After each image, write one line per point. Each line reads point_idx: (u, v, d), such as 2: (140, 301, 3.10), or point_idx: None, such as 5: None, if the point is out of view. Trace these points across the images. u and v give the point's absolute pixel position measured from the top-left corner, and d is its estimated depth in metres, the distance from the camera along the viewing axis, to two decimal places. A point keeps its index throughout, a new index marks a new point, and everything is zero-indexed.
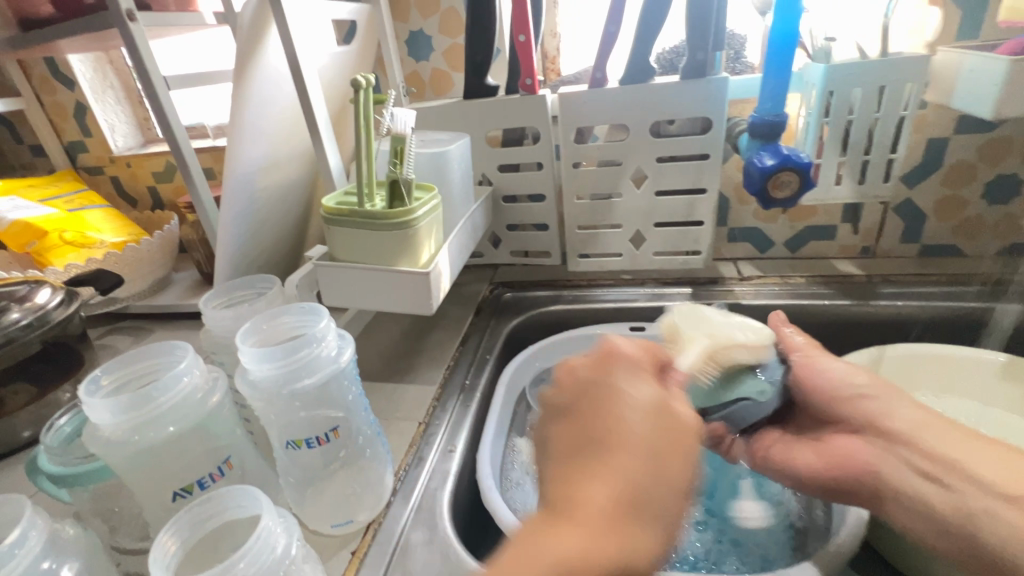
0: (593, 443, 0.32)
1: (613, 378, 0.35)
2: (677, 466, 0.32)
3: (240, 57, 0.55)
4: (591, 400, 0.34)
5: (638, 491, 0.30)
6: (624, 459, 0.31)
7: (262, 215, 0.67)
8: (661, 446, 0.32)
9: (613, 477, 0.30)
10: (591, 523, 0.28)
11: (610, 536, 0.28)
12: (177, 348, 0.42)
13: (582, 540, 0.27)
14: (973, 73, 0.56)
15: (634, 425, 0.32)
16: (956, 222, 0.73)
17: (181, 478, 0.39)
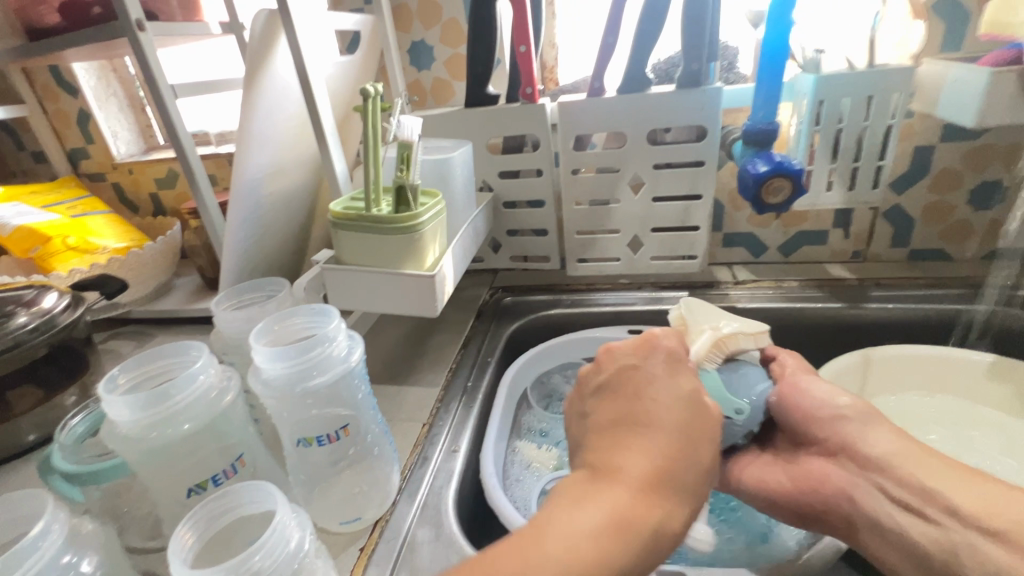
0: (632, 418, 0.37)
1: (649, 365, 0.39)
2: (709, 445, 0.36)
3: (250, 67, 0.56)
4: (632, 381, 0.39)
5: (676, 464, 0.35)
6: (663, 435, 0.36)
7: (267, 221, 0.68)
8: (695, 425, 0.37)
9: (652, 448, 0.35)
10: (634, 487, 0.33)
11: (649, 500, 0.33)
12: (192, 347, 0.43)
13: (627, 501, 0.33)
14: (957, 84, 0.58)
15: (673, 405, 0.37)
16: (943, 226, 0.76)
17: (194, 475, 0.40)
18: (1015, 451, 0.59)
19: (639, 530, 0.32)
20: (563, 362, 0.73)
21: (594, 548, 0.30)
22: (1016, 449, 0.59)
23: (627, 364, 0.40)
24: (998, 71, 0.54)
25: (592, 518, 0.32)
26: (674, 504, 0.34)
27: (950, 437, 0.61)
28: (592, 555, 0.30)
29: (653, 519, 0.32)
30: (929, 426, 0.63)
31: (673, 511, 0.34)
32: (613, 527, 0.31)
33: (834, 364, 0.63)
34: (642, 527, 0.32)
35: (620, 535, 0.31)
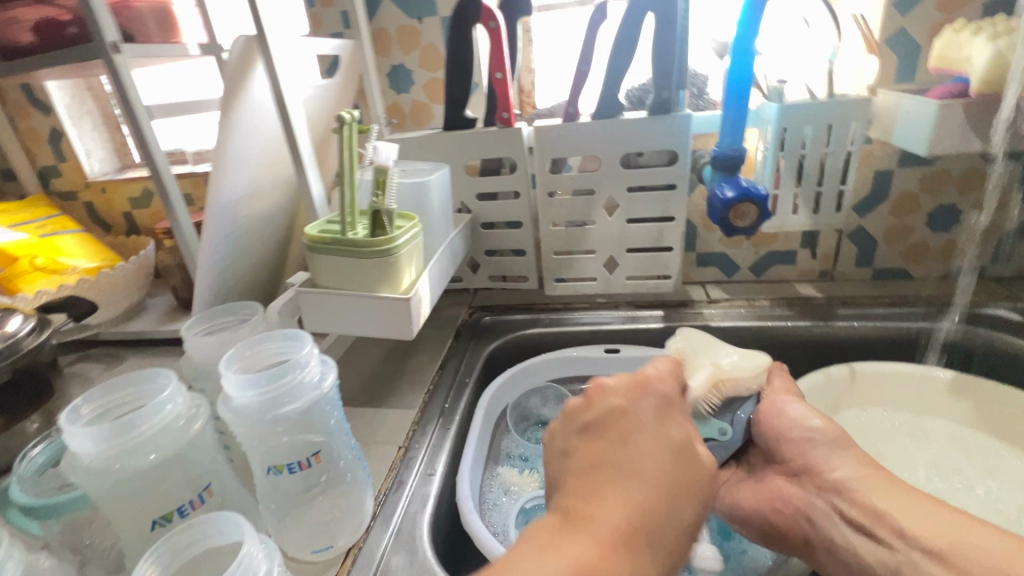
0: (614, 468, 0.35)
1: (638, 408, 0.38)
2: (689, 505, 0.35)
3: (226, 91, 0.56)
4: (619, 426, 0.37)
5: (651, 519, 0.33)
6: (643, 485, 0.34)
7: (243, 242, 0.68)
8: (679, 480, 0.35)
9: (627, 503, 0.33)
10: (603, 541, 0.31)
11: (618, 559, 0.31)
12: (161, 376, 0.42)
13: (591, 562, 0.30)
14: (910, 114, 0.61)
15: (657, 457, 0.35)
16: (904, 247, 0.79)
17: (160, 507, 0.39)
18: (976, 463, 0.61)
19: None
20: (539, 383, 0.74)
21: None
22: (976, 462, 0.61)
23: (617, 407, 0.38)
24: (947, 104, 0.57)
25: (562, 568, 0.29)
26: (644, 563, 0.32)
27: (915, 451, 0.63)
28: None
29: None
30: (895, 440, 0.65)
31: (641, 571, 0.31)
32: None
33: (806, 380, 0.65)
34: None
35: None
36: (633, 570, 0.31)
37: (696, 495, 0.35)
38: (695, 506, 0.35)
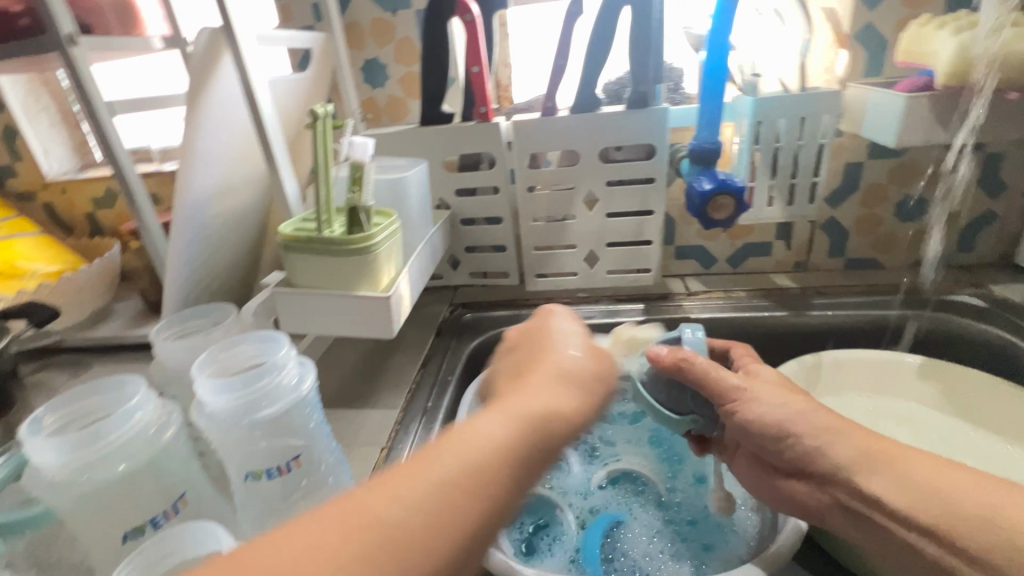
0: (531, 358, 0.41)
1: (546, 318, 0.46)
2: (605, 360, 0.42)
3: (192, 85, 0.54)
4: (533, 331, 0.45)
5: (569, 375, 0.39)
6: (559, 356, 0.41)
7: (215, 242, 0.66)
8: (591, 347, 0.43)
9: (550, 366, 0.40)
10: (534, 389, 0.37)
11: (540, 403, 0.36)
12: (127, 383, 0.41)
13: (525, 402, 0.35)
14: (878, 107, 0.63)
15: (567, 339, 0.43)
16: (874, 238, 0.81)
17: (130, 519, 0.37)
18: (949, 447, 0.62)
19: (545, 422, 0.35)
20: None
21: (499, 440, 0.32)
22: (951, 445, 0.63)
23: (527, 323, 0.46)
24: (913, 98, 0.59)
25: (497, 418, 0.34)
26: (569, 406, 0.37)
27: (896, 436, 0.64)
28: (494, 446, 0.32)
29: (544, 412, 0.35)
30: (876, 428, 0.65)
31: (569, 404, 0.37)
32: (509, 425, 0.33)
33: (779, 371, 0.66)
34: (539, 419, 0.35)
35: (521, 427, 0.34)
36: (561, 403, 0.37)
37: (607, 360, 0.43)
38: (608, 364, 0.42)
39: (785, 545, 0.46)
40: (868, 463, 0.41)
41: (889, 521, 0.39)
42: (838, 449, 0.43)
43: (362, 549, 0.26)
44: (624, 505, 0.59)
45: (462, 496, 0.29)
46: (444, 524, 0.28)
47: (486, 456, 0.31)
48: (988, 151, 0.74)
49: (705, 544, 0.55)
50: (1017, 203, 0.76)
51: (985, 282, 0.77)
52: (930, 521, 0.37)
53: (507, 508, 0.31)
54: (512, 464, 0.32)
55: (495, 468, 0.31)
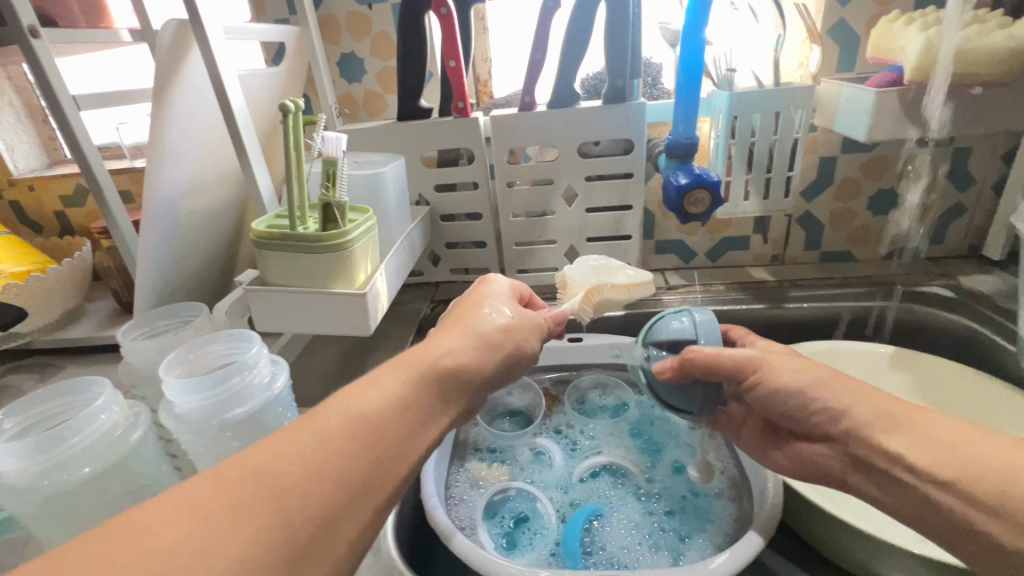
0: (444, 326, 0.43)
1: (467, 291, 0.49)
2: (514, 322, 0.45)
3: (158, 79, 0.53)
4: (455, 303, 0.48)
5: (473, 337, 0.42)
6: (467, 321, 0.44)
7: (189, 240, 0.64)
8: (501, 309, 0.46)
9: (456, 329, 0.42)
10: (435, 347, 0.39)
11: (440, 360, 0.38)
12: (91, 383, 0.40)
13: (422, 358, 0.38)
14: (850, 101, 0.64)
15: (482, 305, 0.46)
16: (848, 231, 0.82)
17: (96, 524, 0.37)
18: None
19: (440, 376, 0.37)
20: None
21: (394, 392, 0.34)
22: None
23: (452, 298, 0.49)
24: (883, 92, 0.60)
25: (392, 374, 0.36)
26: (469, 364, 0.40)
27: None
28: (384, 398, 0.34)
29: (440, 367, 0.38)
30: None
31: (469, 360, 0.40)
32: (402, 380, 0.36)
33: None
34: (435, 373, 0.37)
35: (417, 382, 0.36)
36: (458, 357, 0.39)
37: (520, 323, 0.46)
38: (518, 328, 0.45)
39: (772, 515, 0.47)
40: (890, 421, 0.38)
41: (907, 476, 0.36)
42: (860, 408, 0.40)
43: (251, 492, 0.27)
44: (603, 498, 0.60)
45: (354, 442, 0.31)
46: (337, 468, 0.29)
47: (377, 407, 0.33)
48: (956, 145, 0.75)
49: (684, 534, 0.55)
50: (984, 196, 0.78)
51: (954, 273, 0.78)
52: (949, 474, 0.34)
53: (400, 452, 0.33)
54: (406, 413, 0.34)
55: (389, 416, 0.33)
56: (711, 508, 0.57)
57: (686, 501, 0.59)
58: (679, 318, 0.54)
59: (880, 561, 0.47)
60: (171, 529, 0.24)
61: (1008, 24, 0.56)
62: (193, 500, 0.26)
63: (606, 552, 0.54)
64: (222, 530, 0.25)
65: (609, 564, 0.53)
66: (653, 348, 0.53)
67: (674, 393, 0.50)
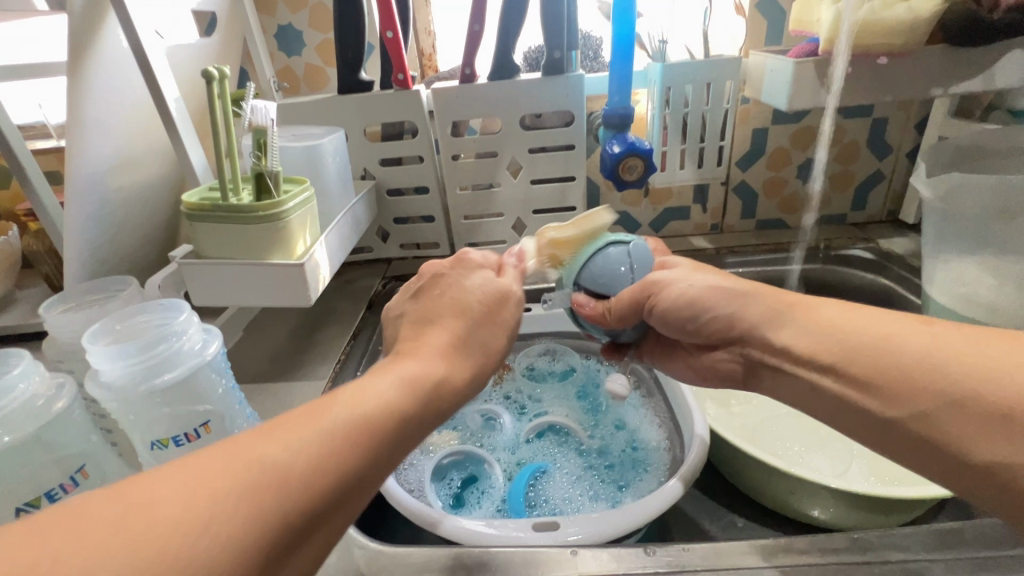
0: (445, 310, 0.40)
1: (461, 270, 0.44)
2: (498, 330, 0.41)
3: (73, 46, 0.51)
4: (438, 287, 0.42)
5: (472, 335, 0.39)
6: (462, 309, 0.40)
7: (122, 219, 0.62)
8: (488, 311, 0.41)
9: (444, 330, 0.39)
10: (431, 352, 0.37)
11: (443, 363, 0.36)
12: (7, 356, 0.39)
13: (420, 366, 0.35)
14: (774, 72, 0.67)
15: (475, 290, 0.42)
16: (780, 199, 0.87)
17: (23, 494, 0.37)
18: None
19: (436, 385, 0.35)
20: None
21: (390, 397, 0.32)
22: None
23: (441, 270, 0.44)
24: (800, 62, 0.63)
25: (396, 379, 0.34)
26: (464, 370, 0.37)
27: None
28: (387, 405, 0.32)
29: (443, 374, 0.36)
30: None
31: (461, 371, 0.37)
32: (407, 385, 0.34)
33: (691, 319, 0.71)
34: (432, 381, 0.35)
35: (413, 389, 0.33)
36: (456, 365, 0.37)
37: (499, 323, 0.41)
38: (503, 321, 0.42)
39: (698, 458, 0.51)
40: (778, 318, 0.43)
41: (801, 366, 0.41)
42: (750, 310, 0.45)
43: (239, 491, 0.26)
44: (548, 456, 0.63)
45: (347, 448, 0.29)
46: (323, 474, 0.28)
47: (380, 414, 0.31)
48: (875, 115, 0.80)
49: (622, 484, 0.58)
50: (900, 164, 0.84)
51: (876, 237, 0.84)
52: (832, 359, 0.39)
53: (391, 457, 0.32)
54: (401, 421, 0.32)
55: (390, 420, 0.32)
56: (649, 459, 0.61)
57: (631, 458, 0.62)
58: (611, 246, 0.49)
59: (801, 497, 0.51)
60: (154, 519, 0.24)
61: None
62: (190, 485, 0.25)
63: (548, 502, 0.57)
64: (199, 527, 0.24)
65: (552, 512, 0.56)
66: (579, 289, 0.49)
67: (601, 331, 0.50)
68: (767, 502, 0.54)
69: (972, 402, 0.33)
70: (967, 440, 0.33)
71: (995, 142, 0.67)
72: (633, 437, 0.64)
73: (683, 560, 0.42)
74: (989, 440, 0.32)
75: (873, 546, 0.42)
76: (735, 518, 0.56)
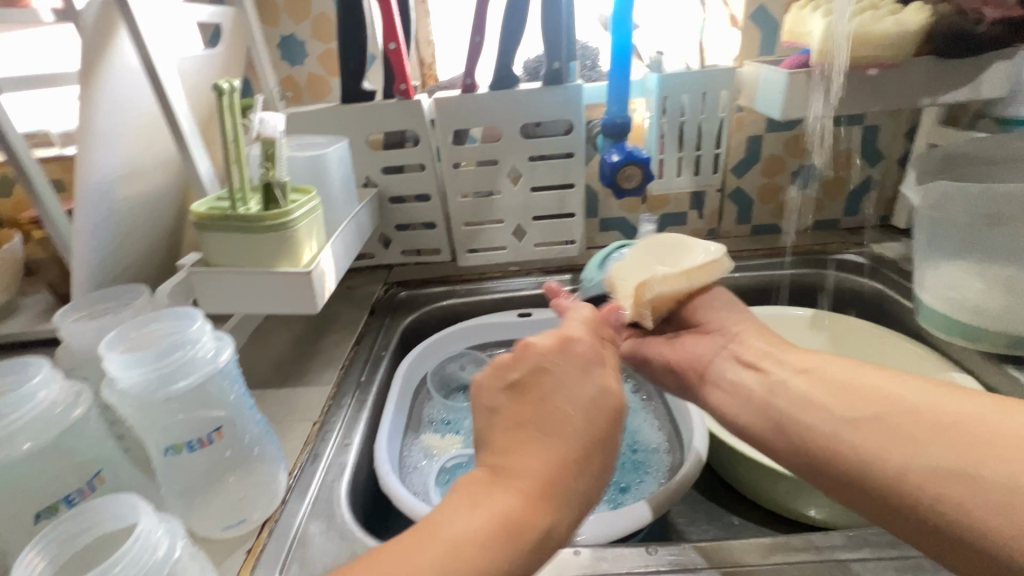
0: (545, 426, 0.35)
1: (562, 373, 0.37)
2: (610, 451, 0.35)
3: (85, 59, 0.52)
4: (539, 389, 0.36)
5: (579, 467, 0.34)
6: (570, 431, 0.35)
7: (129, 229, 0.63)
8: (598, 432, 0.35)
9: (548, 458, 0.34)
10: (529, 486, 0.33)
11: (545, 501, 0.33)
12: (29, 364, 0.41)
13: (518, 503, 0.32)
14: (769, 82, 0.69)
15: (578, 403, 0.36)
16: (775, 205, 0.88)
17: (43, 498, 0.38)
18: None
19: (535, 530, 0.32)
20: (455, 351, 0.75)
21: (484, 550, 0.30)
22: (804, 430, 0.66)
23: (542, 367, 0.37)
24: (793, 73, 0.65)
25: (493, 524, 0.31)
26: (568, 506, 0.33)
27: None
28: (483, 554, 0.30)
29: (546, 519, 0.32)
30: None
31: (564, 513, 0.33)
32: (506, 531, 0.31)
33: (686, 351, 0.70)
34: (533, 527, 0.32)
35: (509, 539, 0.31)
36: (560, 504, 0.33)
37: (609, 443, 0.35)
38: (608, 444, 0.35)
39: (693, 464, 0.52)
40: None
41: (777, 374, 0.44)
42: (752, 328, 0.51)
43: None
44: None
45: None
46: None
47: (477, 564, 0.30)
48: (866, 124, 0.82)
49: (623, 486, 0.60)
50: (891, 170, 0.86)
51: (869, 241, 0.86)
52: None
53: None
54: (496, 573, 0.31)
55: (488, 568, 0.30)
56: (649, 462, 0.62)
57: (634, 460, 0.63)
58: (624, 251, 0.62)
59: (799, 498, 0.52)
60: None
61: (898, 10, 0.62)
62: None
63: None
64: None
65: None
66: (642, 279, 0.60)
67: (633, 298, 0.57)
68: (767, 505, 0.56)
69: (949, 410, 0.36)
70: (911, 443, 0.36)
71: (982, 150, 0.69)
72: (634, 439, 0.65)
73: (683, 559, 0.44)
74: (930, 444, 0.35)
75: (869, 542, 0.44)
76: (732, 517, 0.58)
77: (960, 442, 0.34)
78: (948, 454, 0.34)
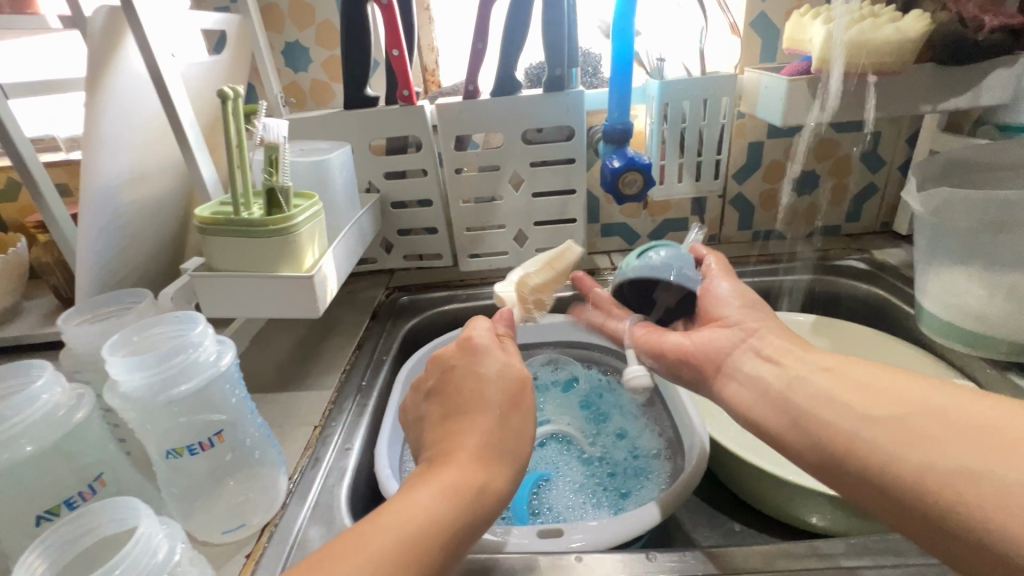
0: (462, 404, 0.40)
1: (473, 362, 0.43)
2: (526, 414, 0.40)
3: (91, 65, 0.53)
4: (455, 379, 0.42)
5: (504, 432, 0.38)
6: (487, 401, 0.40)
7: (132, 233, 0.63)
8: (512, 397, 0.40)
9: (474, 431, 0.38)
10: (461, 452, 0.36)
11: (479, 465, 0.36)
12: (32, 367, 0.41)
13: (460, 473, 0.35)
14: (769, 89, 0.69)
15: (493, 381, 0.41)
16: (776, 211, 0.88)
17: (44, 501, 0.38)
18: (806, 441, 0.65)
19: (475, 490, 0.35)
20: None
21: (431, 513, 0.33)
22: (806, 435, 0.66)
23: (449, 365, 0.43)
24: (794, 80, 0.66)
25: (436, 491, 0.34)
26: (503, 470, 0.37)
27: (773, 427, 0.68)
28: (431, 517, 0.32)
29: (482, 479, 0.35)
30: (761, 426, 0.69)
31: (499, 476, 0.36)
32: (447, 493, 0.34)
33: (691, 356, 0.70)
34: (471, 488, 0.35)
35: (451, 499, 0.34)
36: (495, 468, 0.36)
37: (525, 405, 0.40)
38: (523, 406, 0.40)
39: (695, 470, 0.52)
40: None
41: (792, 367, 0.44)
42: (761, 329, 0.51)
43: None
44: (552, 465, 0.64)
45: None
46: None
47: (428, 527, 0.32)
48: (867, 130, 0.82)
49: (624, 491, 0.60)
50: (893, 176, 0.86)
51: (870, 247, 0.86)
52: None
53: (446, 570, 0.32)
54: (446, 536, 0.32)
55: (437, 530, 0.32)
56: (651, 469, 0.62)
57: (634, 466, 0.62)
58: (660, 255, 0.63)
59: (801, 505, 0.52)
60: None
61: (898, 18, 0.62)
62: None
63: (553, 509, 0.58)
64: None
65: (556, 519, 0.57)
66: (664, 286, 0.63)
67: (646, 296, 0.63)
68: (769, 512, 0.56)
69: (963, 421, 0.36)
70: (915, 450, 0.36)
71: (983, 157, 0.69)
72: (634, 445, 0.65)
73: (683, 565, 0.43)
74: (932, 451, 0.35)
75: (870, 550, 0.44)
76: (733, 524, 0.58)
77: (983, 445, 0.33)
78: (951, 462, 0.34)
